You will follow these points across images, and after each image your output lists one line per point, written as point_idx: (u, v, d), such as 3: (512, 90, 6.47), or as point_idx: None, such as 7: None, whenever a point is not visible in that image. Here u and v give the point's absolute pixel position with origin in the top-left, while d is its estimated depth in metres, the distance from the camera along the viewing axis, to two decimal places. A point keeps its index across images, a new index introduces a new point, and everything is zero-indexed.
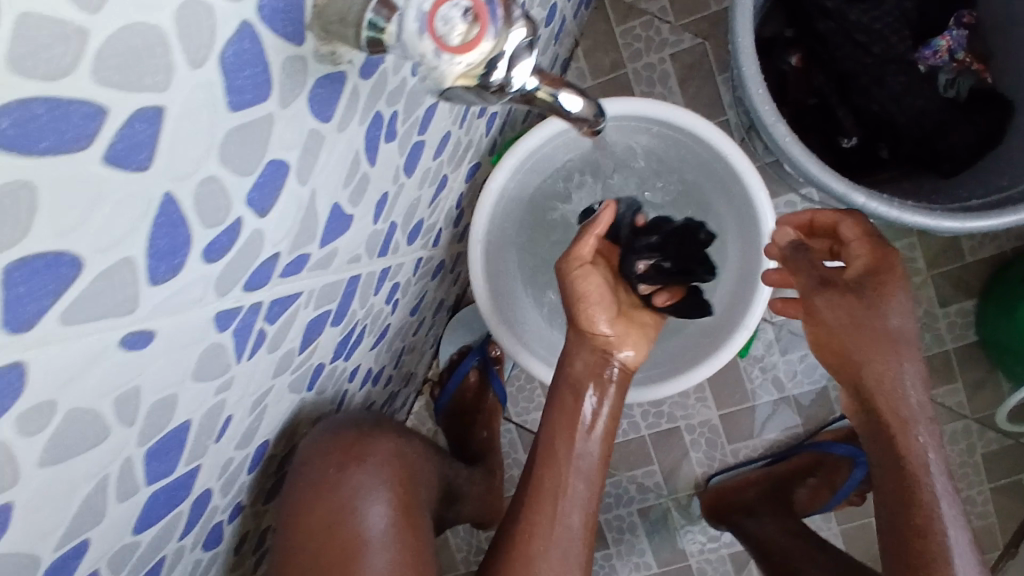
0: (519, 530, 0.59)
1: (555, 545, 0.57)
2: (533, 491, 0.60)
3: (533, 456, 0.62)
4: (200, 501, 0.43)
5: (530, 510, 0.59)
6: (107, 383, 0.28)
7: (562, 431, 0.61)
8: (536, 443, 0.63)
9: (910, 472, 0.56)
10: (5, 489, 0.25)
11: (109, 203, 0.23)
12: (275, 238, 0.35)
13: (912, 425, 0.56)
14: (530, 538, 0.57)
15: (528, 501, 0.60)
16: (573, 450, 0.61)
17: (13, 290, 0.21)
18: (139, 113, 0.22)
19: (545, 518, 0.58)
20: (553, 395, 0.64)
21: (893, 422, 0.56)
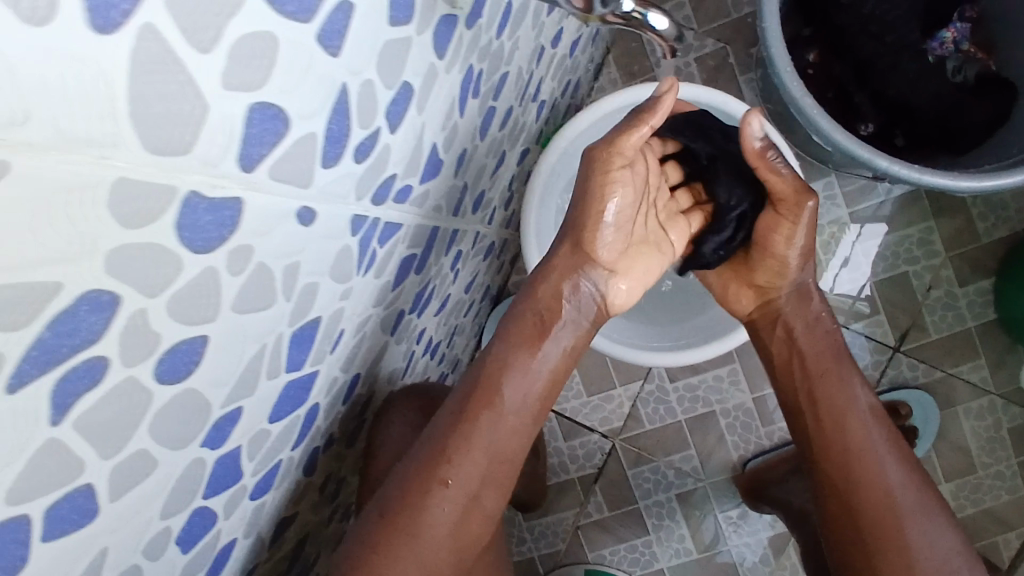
0: (438, 460, 0.59)
1: (466, 486, 0.60)
2: (467, 417, 0.60)
3: (475, 376, 0.61)
4: (312, 414, 0.47)
5: (452, 442, 0.59)
6: (283, 247, 0.33)
7: (513, 366, 0.61)
8: (481, 363, 0.62)
9: (829, 375, 0.72)
10: (209, 322, 0.29)
11: (312, 76, 0.29)
12: (396, 159, 0.41)
13: (822, 337, 0.74)
14: (439, 475, 0.59)
15: (452, 436, 0.59)
16: (517, 388, 0.61)
17: (251, 128, 0.26)
18: (340, 5, 0.28)
19: (463, 463, 0.59)
20: (518, 312, 0.63)
21: (829, 367, 0.72)
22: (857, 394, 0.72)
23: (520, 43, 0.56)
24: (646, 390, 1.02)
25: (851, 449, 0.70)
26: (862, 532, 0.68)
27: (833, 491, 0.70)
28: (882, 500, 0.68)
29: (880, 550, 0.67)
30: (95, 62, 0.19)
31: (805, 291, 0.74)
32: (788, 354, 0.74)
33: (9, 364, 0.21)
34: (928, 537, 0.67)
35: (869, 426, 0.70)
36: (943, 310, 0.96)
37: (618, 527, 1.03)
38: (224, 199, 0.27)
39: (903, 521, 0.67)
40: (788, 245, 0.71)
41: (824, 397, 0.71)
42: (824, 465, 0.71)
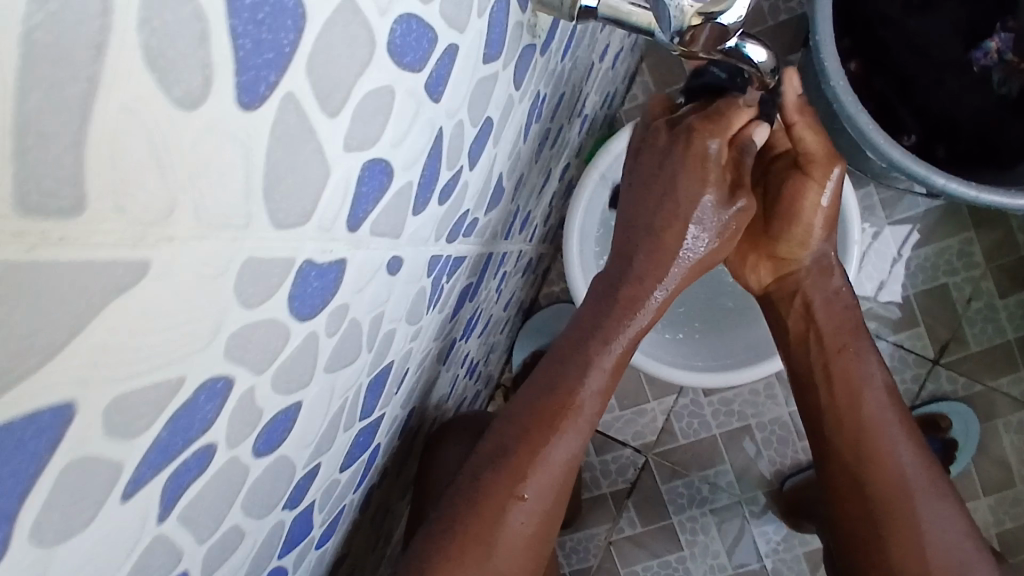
0: (510, 459, 0.52)
1: (537, 489, 0.52)
2: (533, 424, 0.53)
3: (563, 362, 0.55)
4: (374, 454, 0.45)
5: (531, 440, 0.53)
6: (373, 301, 0.31)
7: (572, 365, 0.55)
8: (549, 367, 0.56)
9: (846, 350, 0.63)
10: (303, 387, 0.28)
11: (418, 125, 0.27)
12: (471, 195, 0.39)
13: (840, 311, 0.65)
14: (516, 486, 0.52)
15: (528, 430, 0.53)
16: (583, 385, 0.54)
17: (362, 188, 0.25)
18: (447, 50, 0.27)
19: (546, 460, 0.53)
20: (604, 302, 0.56)
21: (836, 352, 0.63)
22: (873, 369, 0.63)
23: (577, 63, 0.54)
24: (680, 404, 1.01)
25: (863, 434, 0.61)
26: (875, 518, 0.60)
27: (845, 470, 0.62)
28: (898, 481, 0.60)
29: (891, 536, 0.60)
30: (241, 141, 0.17)
31: (825, 264, 0.65)
32: (805, 327, 0.66)
33: (128, 467, 0.19)
34: (938, 521, 0.60)
35: (885, 404, 0.62)
36: (983, 322, 0.95)
37: (651, 542, 1.02)
38: (330, 262, 0.25)
39: (913, 495, 0.60)
40: (815, 207, 0.61)
41: (840, 370, 0.63)
42: (836, 442, 0.63)
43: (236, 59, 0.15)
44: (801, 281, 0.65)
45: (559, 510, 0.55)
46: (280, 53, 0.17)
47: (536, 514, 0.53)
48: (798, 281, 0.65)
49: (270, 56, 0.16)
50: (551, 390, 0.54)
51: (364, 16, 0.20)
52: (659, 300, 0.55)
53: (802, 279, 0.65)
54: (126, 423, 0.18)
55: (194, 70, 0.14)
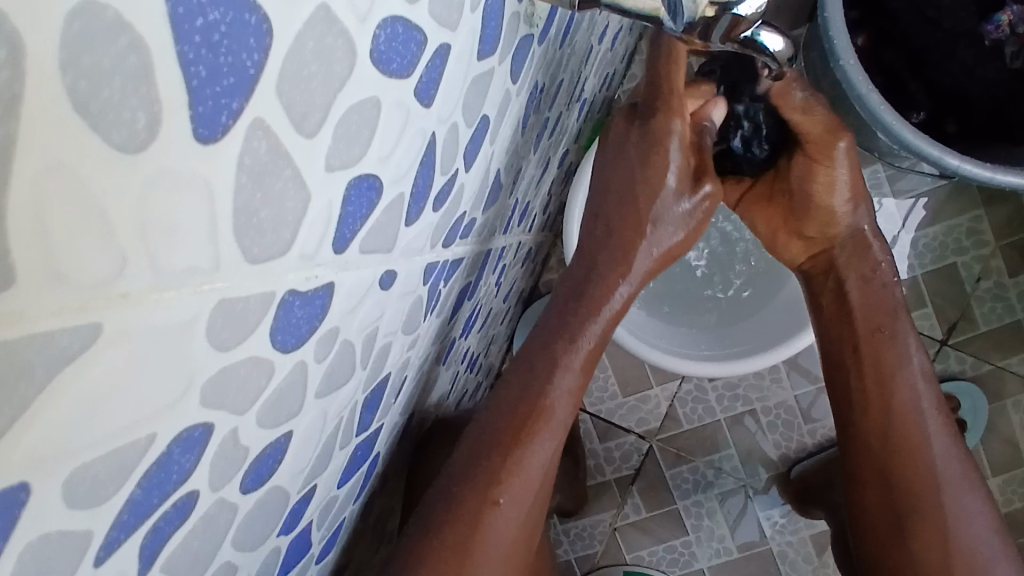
0: (481, 477, 0.52)
1: (514, 506, 0.52)
2: (507, 427, 0.52)
3: (523, 381, 0.53)
4: (373, 464, 0.44)
5: (498, 459, 0.52)
6: (367, 319, 0.29)
7: (540, 363, 0.54)
8: (520, 367, 0.54)
9: (880, 329, 0.60)
10: (292, 417, 0.26)
11: (408, 135, 0.25)
12: (467, 196, 0.37)
13: (879, 291, 0.61)
14: (490, 491, 0.51)
15: (501, 454, 0.52)
16: (549, 383, 0.53)
17: (348, 208, 0.23)
18: (438, 51, 0.25)
19: (517, 478, 0.52)
20: (566, 308, 0.55)
21: (868, 332, 0.61)
22: (910, 353, 0.61)
23: (575, 50, 0.52)
24: (684, 389, 1.00)
25: (895, 418, 0.59)
26: (900, 506, 0.59)
27: (870, 456, 0.61)
28: (927, 470, 0.59)
29: (913, 524, 0.59)
30: (202, 179, 0.15)
31: (862, 238, 0.61)
32: (839, 310, 0.62)
33: (99, 536, 0.17)
34: (970, 515, 0.58)
35: (921, 390, 0.60)
36: (992, 302, 0.93)
37: (657, 527, 1.01)
38: (316, 289, 0.23)
39: (943, 486, 0.58)
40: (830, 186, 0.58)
41: (872, 353, 0.60)
42: (863, 426, 0.61)
43: (187, 89, 0.14)
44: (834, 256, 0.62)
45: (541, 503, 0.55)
46: (243, 77, 0.15)
47: (512, 524, 0.52)
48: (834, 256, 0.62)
49: (231, 81, 0.14)
50: (522, 390, 0.53)
51: (341, 24, 0.18)
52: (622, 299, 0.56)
53: (835, 259, 0.62)
54: (93, 492, 0.16)
55: (135, 108, 0.13)
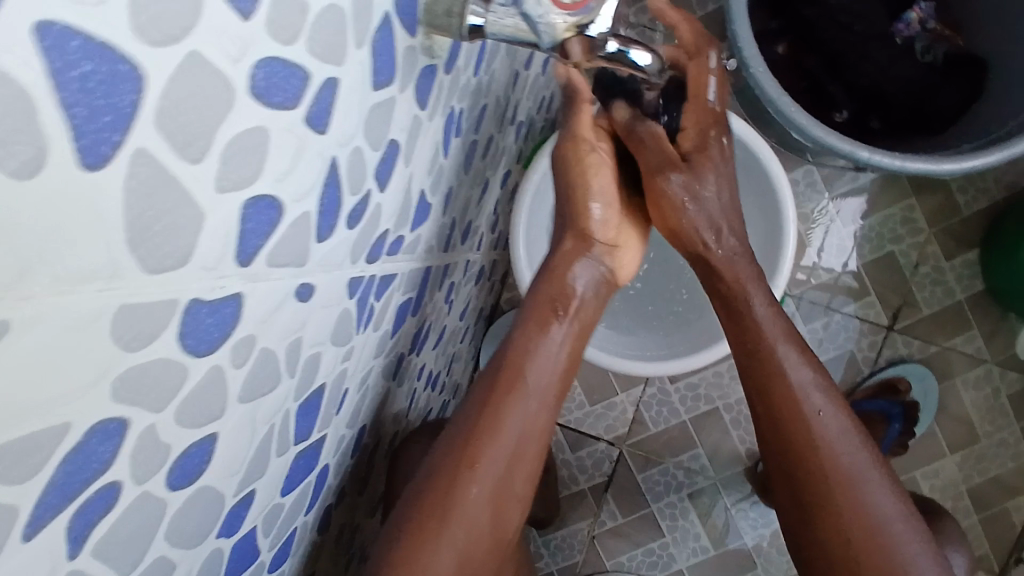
0: (457, 454, 0.53)
1: (490, 482, 0.53)
2: (477, 416, 0.54)
3: (498, 363, 0.55)
4: (322, 476, 0.47)
5: (474, 438, 0.53)
6: (286, 328, 0.33)
7: (519, 349, 0.55)
8: (495, 358, 0.55)
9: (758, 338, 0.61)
10: (215, 419, 0.29)
11: (304, 160, 0.28)
12: (387, 213, 0.40)
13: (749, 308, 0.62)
14: (464, 470, 0.53)
15: (474, 432, 0.53)
16: (526, 368, 0.54)
17: (247, 223, 0.26)
18: (326, 83, 0.28)
19: (491, 456, 0.53)
20: (537, 295, 0.57)
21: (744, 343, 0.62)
22: (790, 352, 0.61)
23: (495, 75, 0.55)
24: (648, 393, 1.03)
25: (783, 420, 0.60)
26: (806, 504, 0.59)
27: (771, 451, 0.61)
28: (825, 460, 0.58)
29: (822, 520, 0.59)
30: (94, 199, 0.18)
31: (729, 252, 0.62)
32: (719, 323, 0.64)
33: (26, 510, 0.20)
34: (875, 509, 0.58)
35: (809, 384, 0.60)
36: (932, 286, 0.98)
37: (633, 532, 1.04)
38: (224, 298, 0.27)
39: (843, 482, 0.58)
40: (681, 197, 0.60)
41: (753, 363, 0.61)
42: (762, 431, 0.62)
43: (76, 122, 0.17)
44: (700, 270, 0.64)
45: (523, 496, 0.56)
46: (119, 115, 0.18)
47: (486, 501, 0.53)
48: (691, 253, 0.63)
49: (109, 118, 0.18)
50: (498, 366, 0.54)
51: (215, 66, 0.21)
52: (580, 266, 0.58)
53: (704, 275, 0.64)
54: (17, 468, 0.19)
55: (23, 143, 0.16)
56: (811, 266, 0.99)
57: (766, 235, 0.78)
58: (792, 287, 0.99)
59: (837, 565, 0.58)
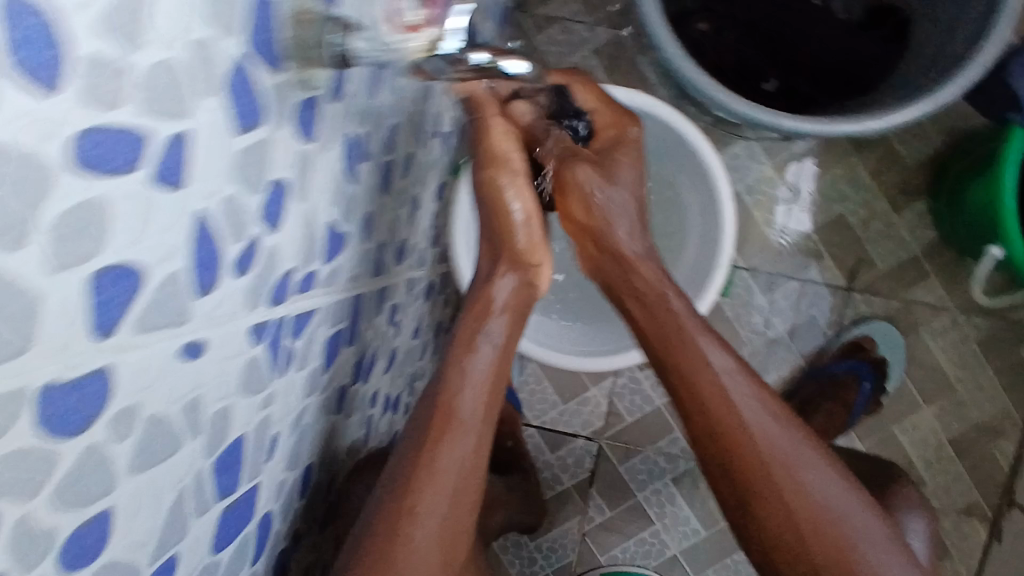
0: (398, 498, 0.54)
1: (432, 519, 0.54)
2: (413, 452, 0.55)
3: (431, 400, 0.57)
4: (265, 524, 0.46)
5: (414, 478, 0.54)
6: (175, 391, 0.32)
7: (449, 382, 0.57)
8: (428, 392, 0.58)
9: (673, 328, 0.62)
10: (107, 493, 0.29)
11: (159, 221, 0.27)
12: (289, 253, 0.39)
13: (659, 298, 0.64)
14: (403, 511, 0.53)
15: (412, 474, 0.54)
16: (456, 399, 0.56)
17: (98, 297, 0.25)
18: (172, 138, 0.27)
19: (431, 495, 0.54)
20: (462, 330, 0.59)
21: (660, 334, 0.63)
22: (709, 345, 0.62)
23: (402, 92, 0.54)
24: (619, 384, 1.02)
25: (706, 405, 0.60)
26: (741, 490, 0.59)
27: (705, 450, 0.61)
28: (752, 441, 0.59)
29: (760, 503, 0.58)
30: None
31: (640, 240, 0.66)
32: (633, 316, 0.65)
33: None
34: (808, 481, 0.58)
35: (728, 367, 0.61)
36: (886, 241, 0.98)
37: (623, 523, 1.03)
38: (85, 377, 0.26)
39: (774, 461, 0.58)
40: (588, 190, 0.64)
41: (670, 353, 0.62)
42: (687, 423, 0.62)
43: None
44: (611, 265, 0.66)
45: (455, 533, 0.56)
46: None
47: (432, 540, 0.54)
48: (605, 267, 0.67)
49: None
50: (431, 401, 0.56)
51: (20, 148, 0.20)
52: (504, 292, 0.61)
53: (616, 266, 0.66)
54: None
55: None
56: (782, 226, 0.99)
57: (707, 214, 0.78)
58: (747, 260, 0.99)
59: (782, 545, 0.58)
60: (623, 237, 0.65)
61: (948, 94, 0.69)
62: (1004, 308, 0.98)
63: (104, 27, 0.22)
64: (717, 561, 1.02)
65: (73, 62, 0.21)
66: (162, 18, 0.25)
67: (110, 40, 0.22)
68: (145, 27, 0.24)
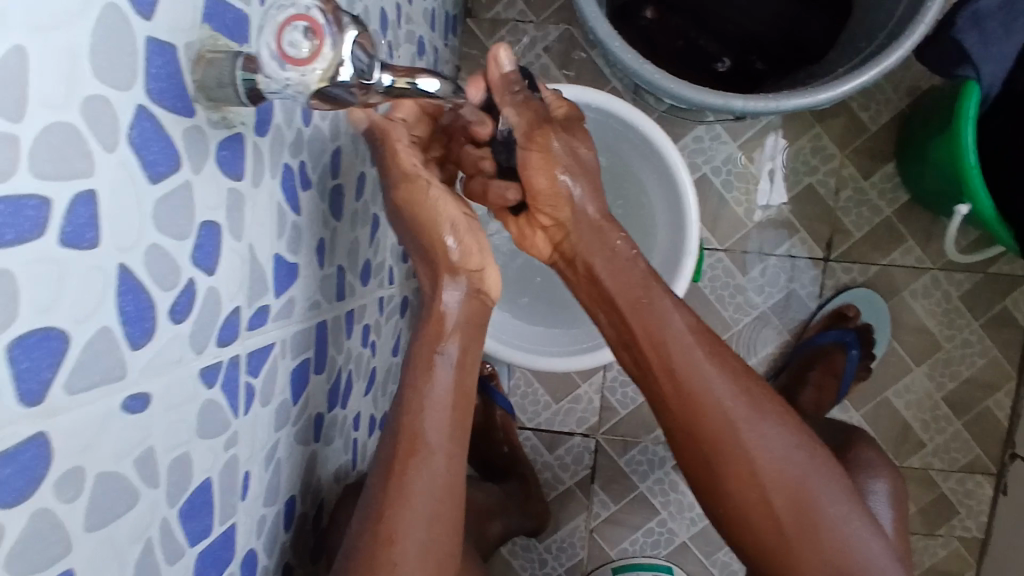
0: (376, 530, 0.55)
1: (412, 544, 0.56)
2: (385, 476, 0.57)
3: (395, 428, 0.58)
4: (250, 562, 0.46)
5: (387, 506, 0.56)
6: (123, 446, 0.32)
7: (412, 404, 0.58)
8: (392, 412, 0.59)
9: (639, 302, 0.64)
10: (62, 555, 0.29)
11: (74, 281, 0.28)
12: (231, 292, 0.39)
13: (624, 270, 0.65)
14: (382, 539, 0.55)
15: (385, 503, 0.56)
16: (422, 421, 0.58)
17: (18, 365, 0.26)
18: (76, 197, 0.27)
19: (408, 523, 0.56)
20: (416, 353, 0.60)
21: (626, 306, 0.64)
22: (674, 318, 0.64)
23: (340, 117, 0.55)
24: (609, 377, 1.02)
25: (676, 373, 0.63)
26: (711, 457, 0.62)
27: (674, 421, 0.64)
28: (718, 409, 0.62)
29: (729, 471, 0.62)
30: None
31: (592, 224, 0.65)
32: (595, 292, 0.66)
33: None
34: (766, 446, 0.62)
35: (691, 336, 0.64)
36: (858, 208, 0.98)
37: (629, 516, 1.03)
38: (18, 443, 0.26)
39: (739, 426, 0.62)
40: (553, 179, 0.62)
41: (639, 325, 0.64)
42: (659, 392, 0.64)
43: None
44: (571, 245, 0.66)
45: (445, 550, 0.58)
46: None
47: (417, 565, 0.55)
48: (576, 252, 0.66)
49: None
50: (394, 429, 0.58)
51: None
52: (453, 308, 0.61)
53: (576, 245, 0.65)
54: None
55: None
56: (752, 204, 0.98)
57: (670, 199, 0.77)
58: (723, 242, 0.99)
59: (750, 509, 0.62)
60: (588, 221, 0.65)
61: (892, 57, 0.69)
62: (983, 262, 0.97)
63: None
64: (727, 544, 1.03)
65: None
66: (43, 81, 0.25)
67: None
68: (28, 98, 0.25)
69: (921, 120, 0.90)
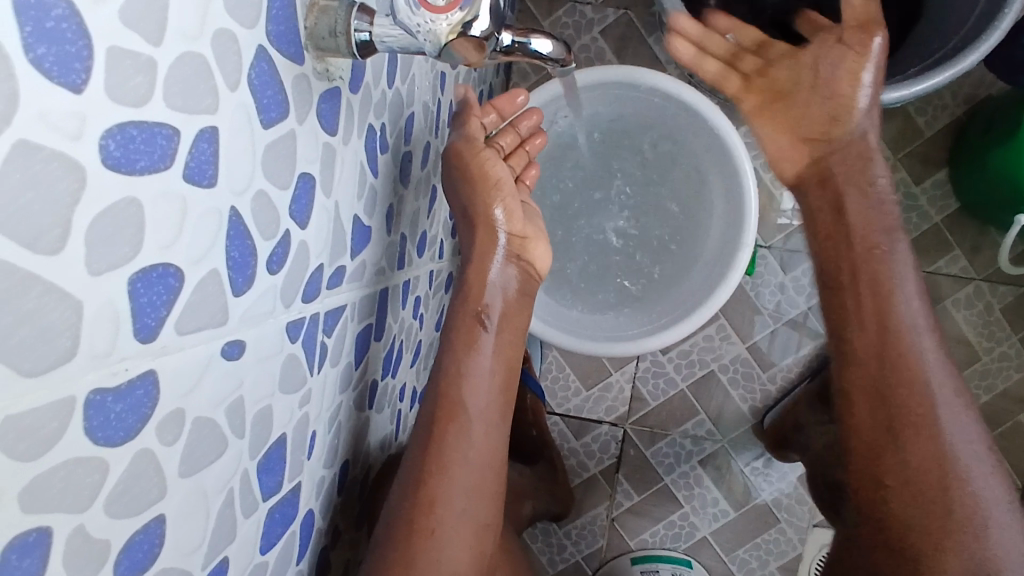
0: (416, 498, 0.54)
1: (452, 513, 0.55)
2: (429, 444, 0.56)
3: (434, 395, 0.57)
4: (308, 521, 0.46)
5: (429, 475, 0.55)
6: (218, 393, 0.31)
7: (454, 368, 0.58)
8: (432, 378, 0.59)
9: (875, 252, 0.61)
10: (158, 501, 0.29)
11: (192, 219, 0.27)
12: (317, 249, 0.39)
13: (869, 211, 0.62)
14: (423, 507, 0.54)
15: (425, 471, 0.55)
16: (464, 390, 0.57)
17: (139, 300, 0.25)
18: (201, 133, 0.27)
19: (450, 492, 0.55)
20: (458, 321, 0.59)
21: (861, 248, 0.61)
22: (905, 278, 0.61)
23: (416, 81, 0.54)
24: (642, 368, 1.01)
25: (888, 329, 0.60)
26: (897, 426, 0.59)
27: (869, 379, 0.61)
28: (915, 379, 0.59)
29: (910, 445, 0.59)
30: None
31: (862, 150, 0.62)
32: (834, 226, 0.63)
33: None
34: (958, 432, 0.59)
35: (915, 299, 0.61)
36: (907, 214, 0.97)
37: (651, 508, 1.03)
38: (132, 382, 0.25)
39: (935, 401, 0.59)
40: (853, 82, 0.60)
41: (868, 273, 0.61)
42: (858, 347, 0.61)
43: None
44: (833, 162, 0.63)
45: (483, 522, 0.57)
46: None
47: (457, 536, 0.55)
48: (833, 173, 0.63)
49: None
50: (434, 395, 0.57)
51: (53, 148, 0.20)
52: (496, 274, 0.61)
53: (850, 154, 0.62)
54: None
55: None
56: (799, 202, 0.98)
57: (727, 178, 0.80)
58: (767, 239, 0.98)
59: (918, 492, 0.58)
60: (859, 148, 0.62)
61: (968, 59, 0.67)
62: None
63: (125, 20, 0.22)
64: (747, 542, 1.02)
65: (97, 48, 0.21)
66: (180, 8, 0.24)
67: (129, 34, 0.22)
68: (166, 23, 0.24)
69: (980, 128, 0.88)
